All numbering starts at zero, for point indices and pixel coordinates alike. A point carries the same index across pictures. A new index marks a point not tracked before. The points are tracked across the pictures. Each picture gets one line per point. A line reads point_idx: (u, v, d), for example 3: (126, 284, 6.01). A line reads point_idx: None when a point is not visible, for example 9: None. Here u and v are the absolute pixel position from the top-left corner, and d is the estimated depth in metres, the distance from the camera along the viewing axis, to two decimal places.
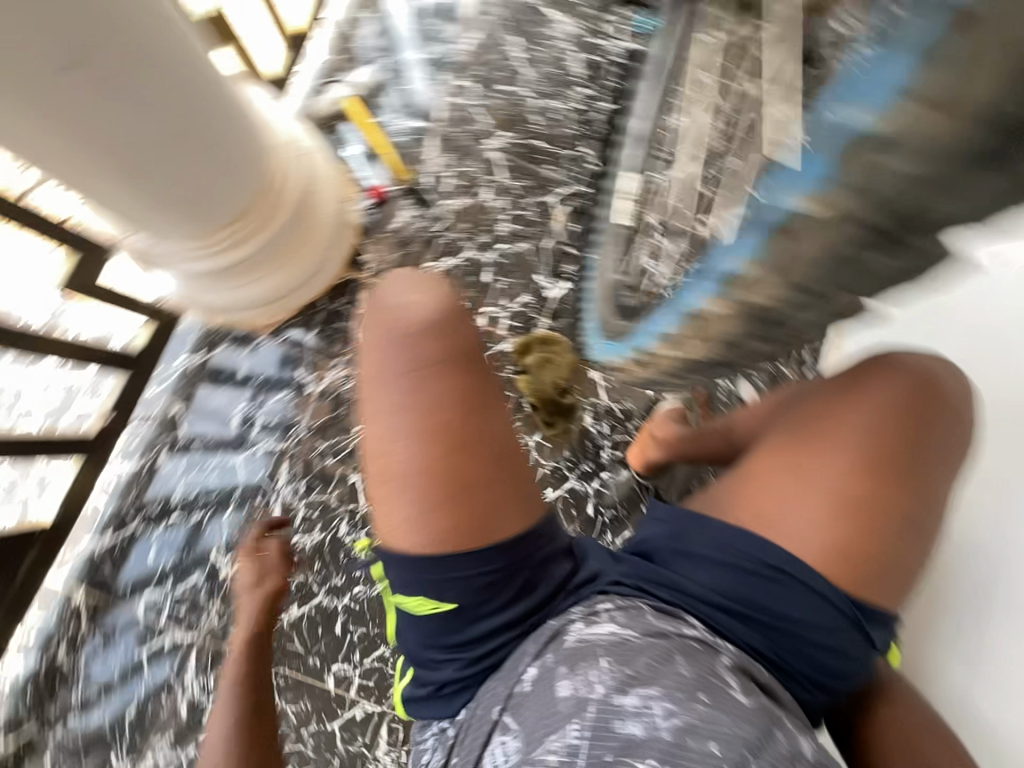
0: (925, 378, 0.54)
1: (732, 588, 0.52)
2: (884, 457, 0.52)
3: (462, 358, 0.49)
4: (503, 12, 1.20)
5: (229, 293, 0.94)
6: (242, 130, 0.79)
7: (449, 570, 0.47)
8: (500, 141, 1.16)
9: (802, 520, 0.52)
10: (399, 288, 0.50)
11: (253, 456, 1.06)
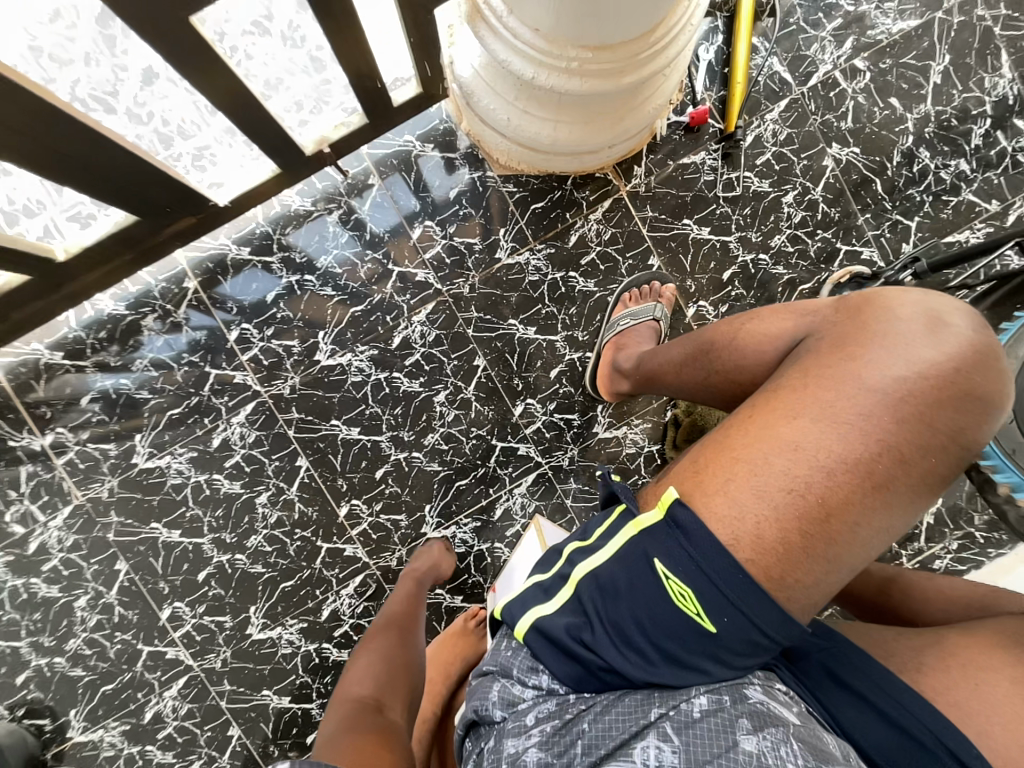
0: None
1: (891, 748, 0.47)
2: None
3: (943, 449, 0.35)
4: (955, 23, 0.98)
5: (514, 109, 0.81)
6: None
7: (751, 600, 0.37)
8: (845, 153, 0.99)
9: (1005, 736, 0.46)
10: (959, 319, 0.37)
11: (408, 275, 0.98)
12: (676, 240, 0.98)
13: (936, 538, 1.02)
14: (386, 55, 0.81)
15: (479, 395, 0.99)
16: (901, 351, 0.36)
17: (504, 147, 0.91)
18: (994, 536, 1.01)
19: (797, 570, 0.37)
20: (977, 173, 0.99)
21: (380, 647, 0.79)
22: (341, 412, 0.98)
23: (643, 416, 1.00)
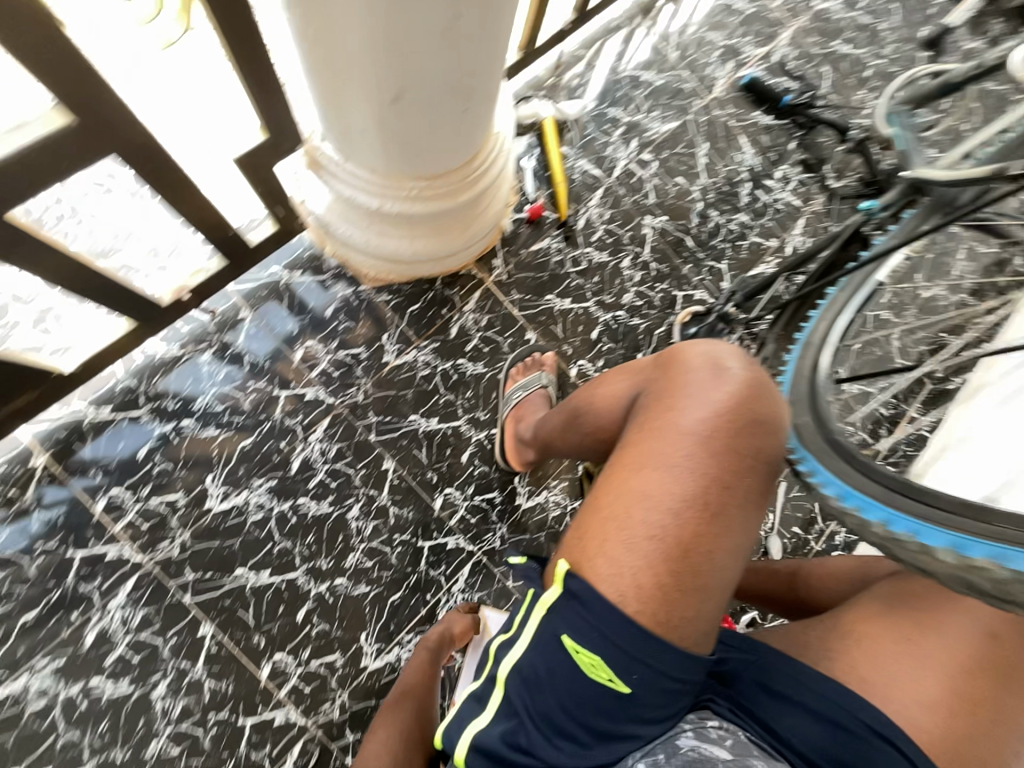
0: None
1: (822, 743, 0.51)
2: (991, 656, 0.53)
3: (757, 468, 0.43)
4: (702, 120, 1.29)
5: (369, 234, 0.89)
6: (489, 111, 0.75)
7: (650, 652, 0.39)
8: (657, 222, 1.20)
9: (909, 695, 0.52)
10: (733, 363, 0.47)
11: (297, 398, 0.97)
12: (544, 314, 1.10)
13: (828, 516, 1.16)
14: (235, 204, 0.84)
15: (395, 499, 0.97)
16: (701, 398, 0.44)
17: (368, 264, 0.97)
18: None
19: (679, 609, 0.40)
20: (754, 221, 1.26)
21: (399, 719, 0.75)
22: (245, 558, 0.89)
23: (558, 475, 1.04)
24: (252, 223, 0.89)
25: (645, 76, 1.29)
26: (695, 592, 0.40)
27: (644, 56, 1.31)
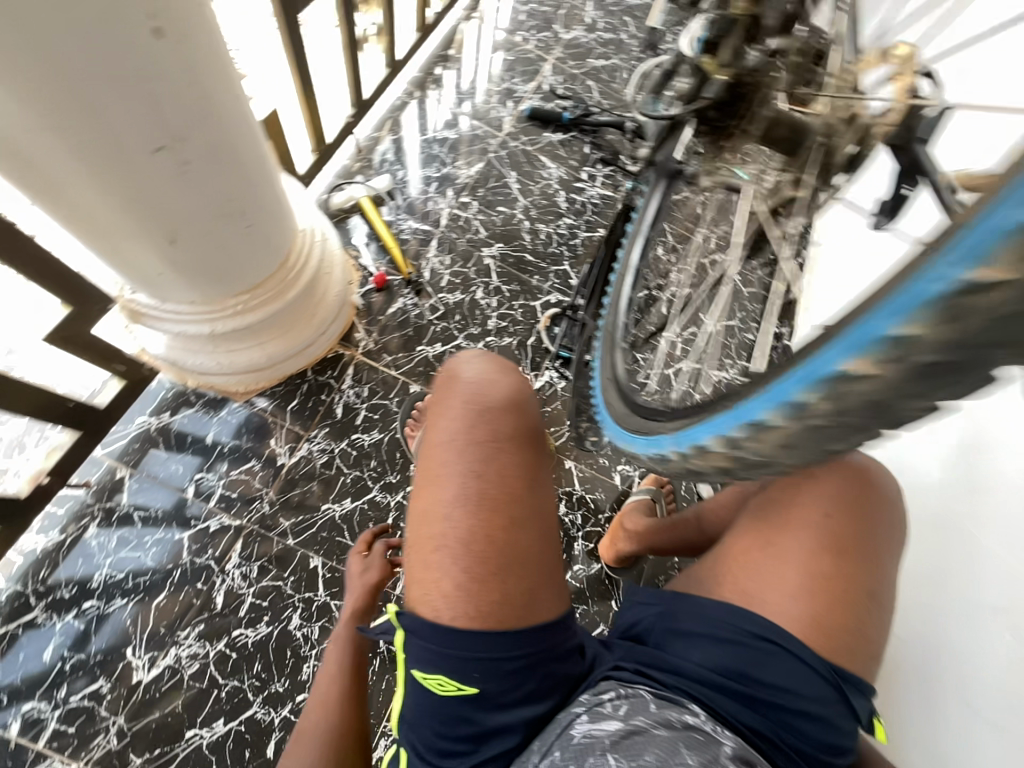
0: (858, 467, 0.63)
1: (725, 663, 0.55)
2: (843, 533, 0.59)
3: (521, 444, 0.49)
4: (502, 154, 1.45)
5: (216, 358, 0.93)
6: (278, 217, 0.82)
7: (494, 641, 0.43)
8: (494, 251, 1.32)
9: (778, 594, 0.58)
10: (485, 363, 0.54)
11: (204, 533, 0.96)
12: (421, 365, 1.16)
13: None
14: (71, 377, 0.89)
15: (333, 592, 0.94)
16: (462, 403, 0.50)
17: (233, 384, 1.01)
18: None
19: (506, 588, 0.45)
20: (580, 220, 1.40)
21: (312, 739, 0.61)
22: (193, 717, 0.84)
23: None
24: (101, 386, 0.94)
25: (439, 134, 1.44)
26: (504, 572, 0.45)
27: (431, 118, 1.46)
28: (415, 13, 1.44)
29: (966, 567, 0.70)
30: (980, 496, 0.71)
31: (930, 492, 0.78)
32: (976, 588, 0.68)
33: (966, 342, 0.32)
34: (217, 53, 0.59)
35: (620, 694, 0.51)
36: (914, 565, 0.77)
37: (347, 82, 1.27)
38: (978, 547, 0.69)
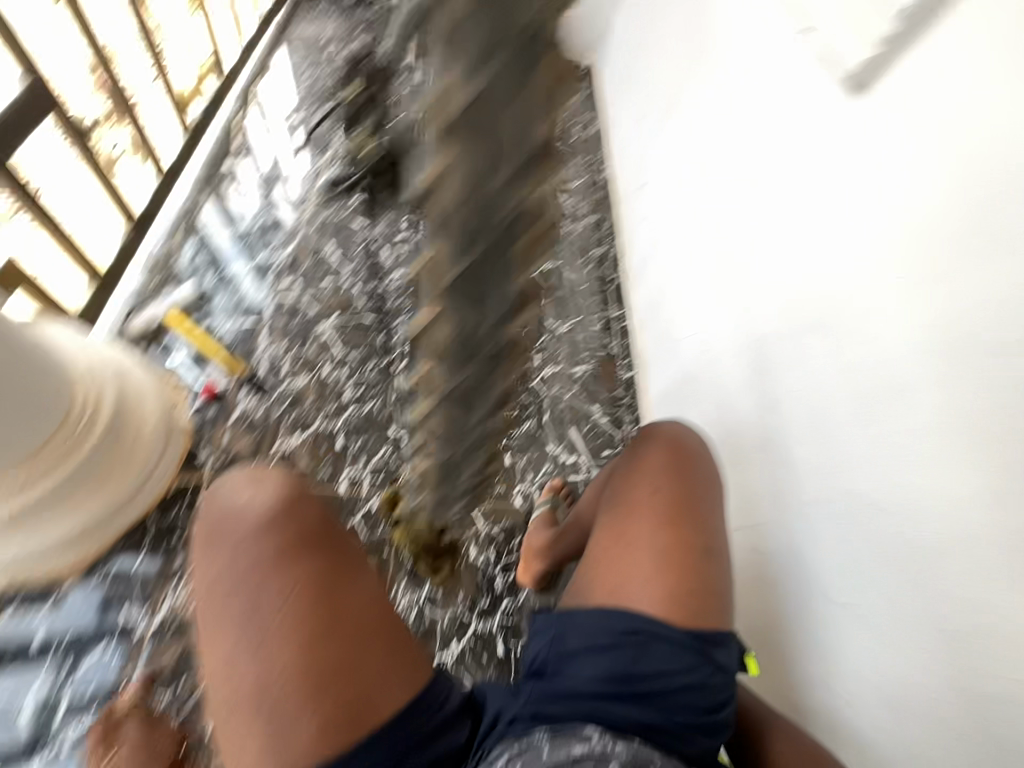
0: (673, 440, 0.70)
1: (609, 669, 0.56)
2: (676, 504, 0.65)
3: (299, 555, 0.54)
4: (313, 223, 1.39)
5: (29, 539, 0.84)
6: (40, 377, 0.80)
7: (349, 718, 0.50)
8: (331, 323, 1.29)
9: (639, 582, 0.60)
10: (244, 483, 0.59)
11: (53, 756, 0.84)
12: (282, 464, 1.11)
13: (620, 424, 1.38)
14: None
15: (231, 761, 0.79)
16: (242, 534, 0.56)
17: (63, 560, 0.89)
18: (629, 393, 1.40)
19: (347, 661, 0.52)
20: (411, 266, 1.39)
21: None
22: None
23: (394, 582, 1.06)
24: None
25: (242, 222, 1.37)
26: (313, 685, 0.50)
27: (230, 207, 1.38)
28: (178, 113, 1.31)
29: (790, 475, 0.79)
30: (780, 415, 0.83)
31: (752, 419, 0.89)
32: (801, 490, 0.77)
33: (464, 245, 0.36)
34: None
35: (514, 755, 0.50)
36: (758, 487, 0.86)
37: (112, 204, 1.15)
38: (793, 455, 0.79)
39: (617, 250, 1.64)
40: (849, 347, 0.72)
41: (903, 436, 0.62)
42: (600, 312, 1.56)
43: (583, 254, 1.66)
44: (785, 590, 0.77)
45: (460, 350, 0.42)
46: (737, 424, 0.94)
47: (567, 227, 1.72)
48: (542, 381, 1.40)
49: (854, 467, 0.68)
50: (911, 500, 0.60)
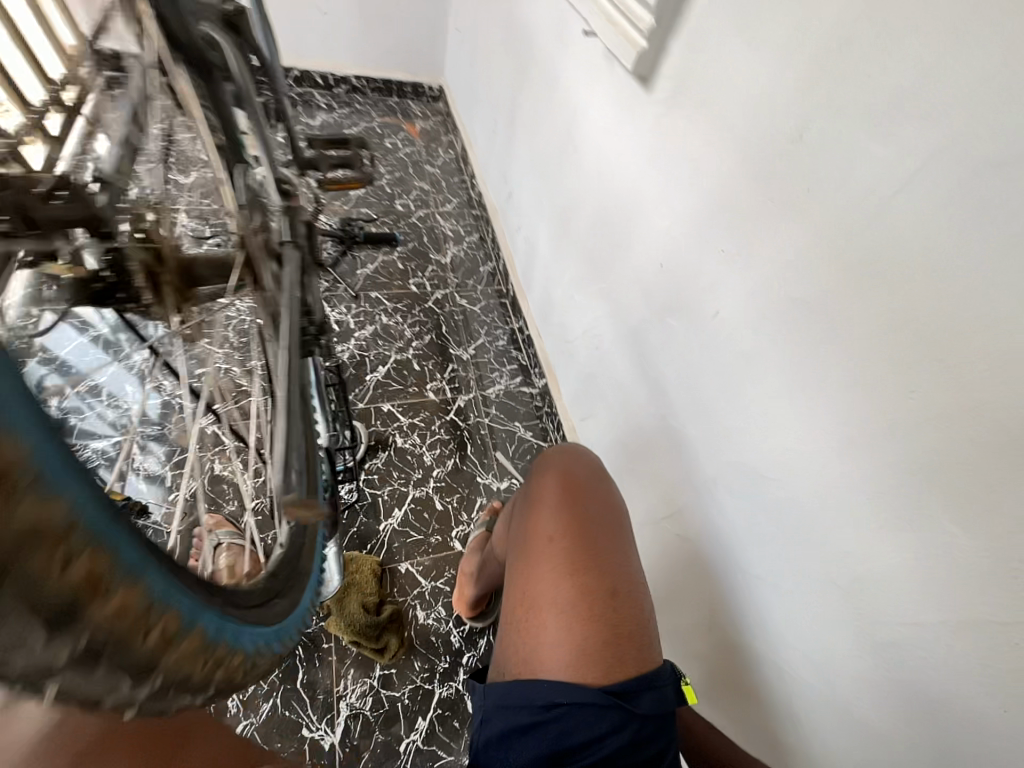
0: (564, 472, 0.67)
1: (539, 752, 0.49)
2: (572, 542, 0.59)
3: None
4: None
5: None
6: None
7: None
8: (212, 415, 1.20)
9: (551, 646, 0.55)
10: None
11: None
12: None
13: (545, 434, 1.37)
14: None
15: None
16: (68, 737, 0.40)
17: None
18: (546, 398, 1.40)
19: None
20: None
21: None
22: None
23: (340, 677, 0.95)
24: None
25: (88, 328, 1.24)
26: None
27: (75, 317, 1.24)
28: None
29: (689, 457, 0.80)
30: (666, 399, 0.84)
31: (648, 407, 0.90)
32: (701, 468, 0.77)
33: None
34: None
35: None
36: (667, 473, 0.87)
37: None
38: (687, 437, 0.80)
39: (504, 263, 1.64)
40: (701, 323, 0.74)
41: (761, 398, 0.64)
42: (501, 329, 1.55)
43: (474, 274, 1.67)
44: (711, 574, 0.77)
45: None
46: (638, 413, 0.95)
47: (452, 252, 1.70)
48: (458, 413, 1.36)
49: (733, 436, 0.69)
50: (783, 458, 0.62)
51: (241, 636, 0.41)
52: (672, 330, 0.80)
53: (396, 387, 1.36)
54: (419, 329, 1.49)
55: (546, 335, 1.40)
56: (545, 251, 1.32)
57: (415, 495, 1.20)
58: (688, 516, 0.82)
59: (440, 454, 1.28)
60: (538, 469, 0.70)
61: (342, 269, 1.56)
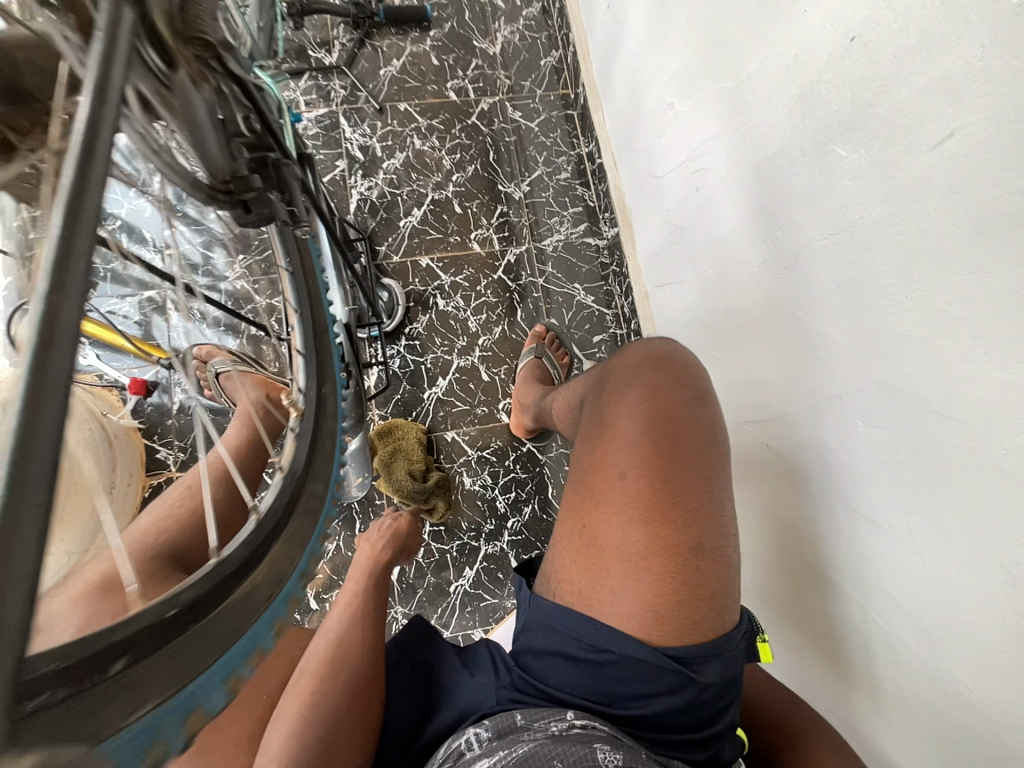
0: (651, 403, 0.56)
1: (581, 682, 0.49)
2: (654, 488, 0.52)
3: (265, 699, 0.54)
4: None
5: None
6: None
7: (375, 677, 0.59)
8: (239, 267, 1.08)
9: (609, 592, 0.51)
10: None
11: None
12: None
13: (610, 299, 1.15)
14: None
15: None
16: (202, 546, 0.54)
17: None
18: (616, 253, 1.14)
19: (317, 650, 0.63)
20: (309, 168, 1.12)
21: None
22: None
23: None
24: None
25: None
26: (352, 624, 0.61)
27: None
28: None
29: (808, 361, 0.59)
30: (795, 275, 0.59)
31: (760, 283, 0.66)
32: (822, 376, 0.57)
33: None
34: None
35: (494, 727, 0.48)
36: (767, 374, 0.68)
37: None
38: (814, 334, 0.58)
39: (574, 51, 1.18)
40: (901, 153, 0.44)
41: (980, 294, 0.40)
42: (564, 156, 1.20)
43: (531, 70, 1.23)
44: (796, 497, 0.64)
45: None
46: (741, 289, 0.71)
47: (502, 35, 1.24)
48: (508, 270, 1.15)
49: (898, 344, 0.47)
50: (983, 391, 0.40)
51: (237, 647, 0.30)
52: (839, 170, 0.51)
53: (435, 236, 1.14)
54: (461, 157, 1.18)
55: (623, 167, 1.05)
56: (636, 25, 0.89)
57: (459, 364, 1.10)
58: (785, 429, 0.65)
59: (486, 320, 1.13)
60: (616, 389, 0.60)
61: (360, 69, 1.19)
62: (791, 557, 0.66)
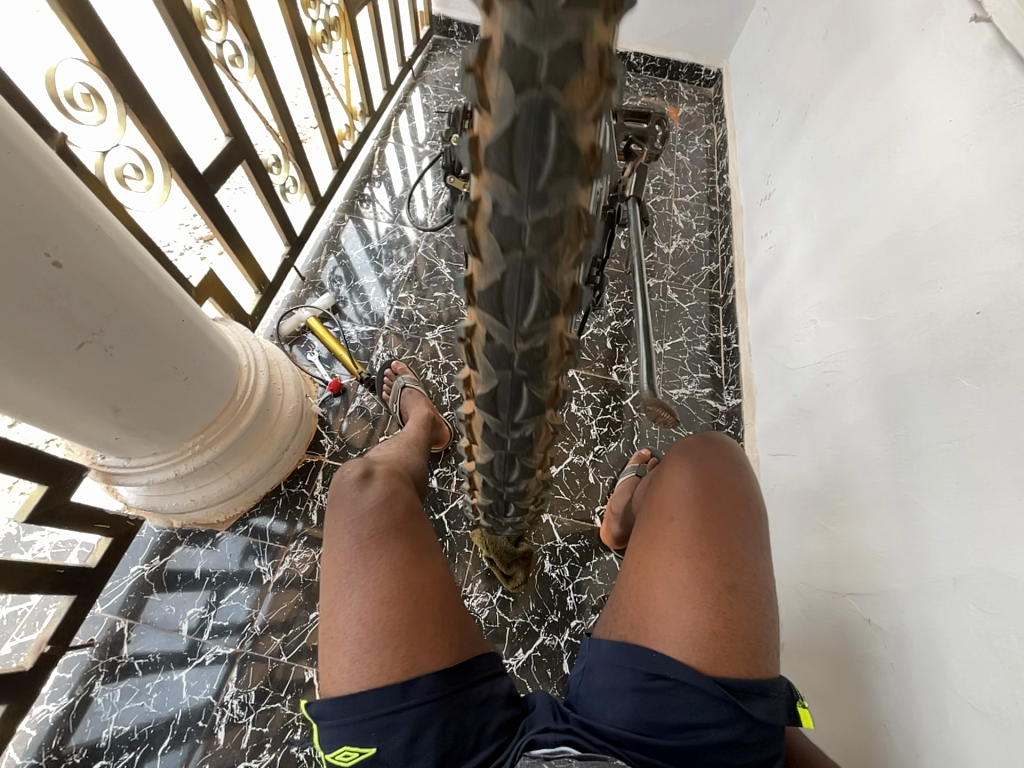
0: (702, 468, 0.69)
1: (637, 717, 0.54)
2: (700, 531, 0.63)
3: (379, 600, 0.57)
4: (432, 242, 1.54)
5: (189, 496, 1.03)
6: (214, 373, 0.96)
7: (476, 680, 0.56)
8: (437, 330, 1.41)
9: (660, 617, 0.59)
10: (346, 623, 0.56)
11: (176, 679, 0.99)
12: None
13: None
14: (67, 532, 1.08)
15: None
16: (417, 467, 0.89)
17: (210, 516, 1.09)
18: (733, 419, 1.31)
19: (461, 612, 0.60)
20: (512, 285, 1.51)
21: None
22: None
23: (470, 581, 1.10)
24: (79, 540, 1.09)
25: (374, 239, 1.55)
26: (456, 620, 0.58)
27: (366, 226, 1.58)
28: (326, 147, 1.49)
29: (920, 544, 0.67)
30: (913, 466, 0.71)
31: (879, 467, 0.78)
32: (933, 558, 0.65)
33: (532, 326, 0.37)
34: (81, 217, 0.65)
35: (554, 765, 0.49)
36: (876, 548, 0.75)
37: (222, 75, 1.04)
38: (927, 520, 0.67)
39: (731, 267, 1.53)
40: (1015, 394, 0.59)
41: None
42: (705, 334, 1.47)
43: (693, 271, 1.60)
44: (900, 675, 0.66)
45: (496, 237, 0.32)
46: (858, 469, 0.82)
47: (677, 243, 1.65)
48: (635, 401, 1.36)
49: (1008, 540, 0.56)
50: None
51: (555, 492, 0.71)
52: (963, 395, 0.66)
53: (585, 358, 1.41)
54: (622, 310, 1.50)
55: (759, 355, 1.29)
56: (793, 264, 1.19)
57: (572, 460, 1.26)
58: (892, 605, 0.69)
59: (606, 433, 1.31)
60: (674, 455, 0.73)
61: None
62: (885, 732, 0.68)
